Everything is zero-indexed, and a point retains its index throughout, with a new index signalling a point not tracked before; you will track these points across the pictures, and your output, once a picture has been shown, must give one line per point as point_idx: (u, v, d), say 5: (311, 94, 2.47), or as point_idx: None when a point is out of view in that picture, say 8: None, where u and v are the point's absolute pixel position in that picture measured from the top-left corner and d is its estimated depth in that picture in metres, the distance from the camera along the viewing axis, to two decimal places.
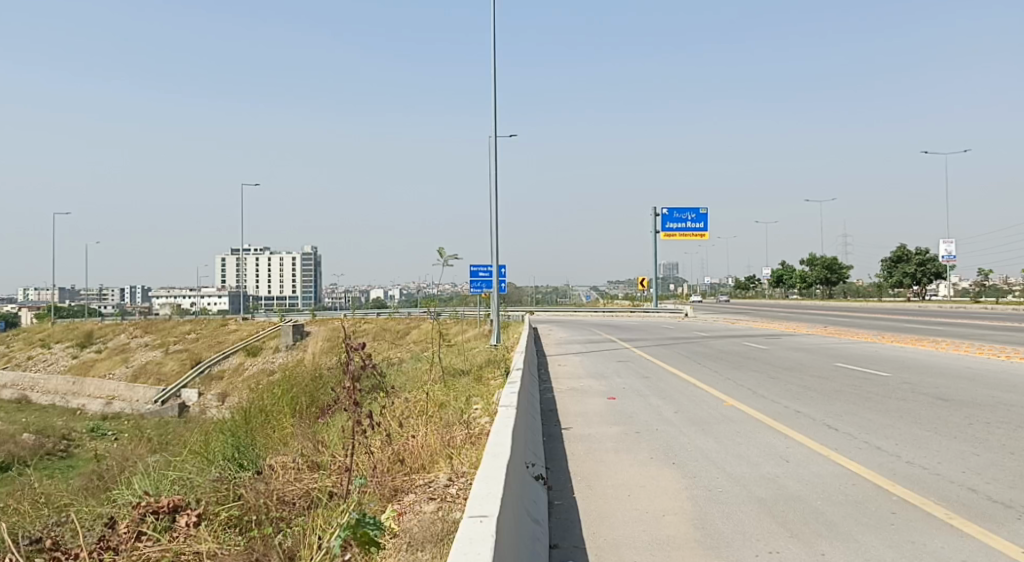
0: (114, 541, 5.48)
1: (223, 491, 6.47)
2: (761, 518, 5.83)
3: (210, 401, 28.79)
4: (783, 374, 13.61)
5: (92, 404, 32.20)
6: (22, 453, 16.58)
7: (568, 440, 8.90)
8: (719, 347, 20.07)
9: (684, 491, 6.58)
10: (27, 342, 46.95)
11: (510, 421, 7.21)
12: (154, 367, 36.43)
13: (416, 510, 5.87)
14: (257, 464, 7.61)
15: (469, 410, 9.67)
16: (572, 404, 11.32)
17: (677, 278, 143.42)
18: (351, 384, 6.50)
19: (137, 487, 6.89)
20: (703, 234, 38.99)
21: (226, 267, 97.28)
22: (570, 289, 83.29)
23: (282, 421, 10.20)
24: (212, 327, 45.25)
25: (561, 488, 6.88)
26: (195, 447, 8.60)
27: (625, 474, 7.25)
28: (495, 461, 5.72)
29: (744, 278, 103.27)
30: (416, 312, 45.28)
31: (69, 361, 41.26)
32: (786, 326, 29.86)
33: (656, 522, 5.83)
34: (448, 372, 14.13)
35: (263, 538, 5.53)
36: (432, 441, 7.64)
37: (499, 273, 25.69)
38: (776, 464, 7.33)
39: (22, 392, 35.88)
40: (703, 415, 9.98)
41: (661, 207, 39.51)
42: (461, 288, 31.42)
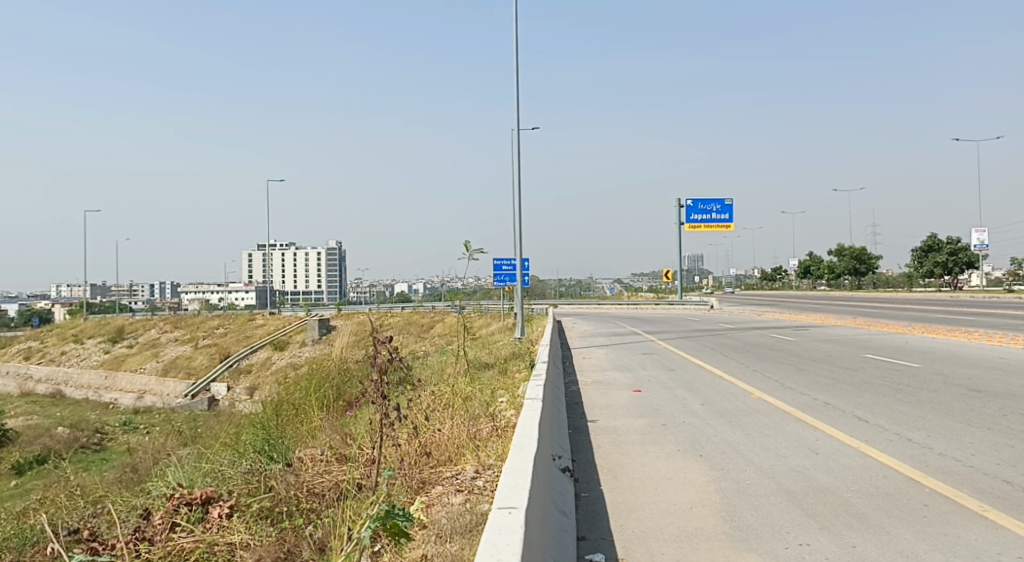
0: (149, 533, 5.58)
1: (254, 483, 6.55)
2: (790, 510, 5.80)
3: (239, 395, 29.18)
4: (811, 366, 13.49)
5: (124, 399, 32.88)
6: (57, 447, 16.93)
7: (594, 432, 8.91)
8: (745, 339, 19.92)
9: (712, 483, 6.57)
10: (59, 337, 47.75)
11: (536, 413, 7.24)
12: (183, 362, 36.90)
13: (443, 502, 5.91)
14: (287, 456, 7.72)
15: (494, 403, 9.70)
16: (598, 397, 11.35)
17: (702, 272, 142.42)
18: (379, 376, 6.57)
19: (171, 479, 7.00)
20: (728, 225, 38.66)
21: (252, 263, 98.20)
22: (594, 282, 83.03)
23: (310, 415, 10.31)
24: (239, 322, 45.67)
25: (588, 481, 6.89)
26: (227, 440, 8.71)
27: (652, 466, 7.27)
28: (523, 452, 5.74)
29: (770, 270, 102.24)
30: (441, 306, 45.48)
31: (101, 356, 41.95)
32: (813, 317, 29.58)
33: (683, 515, 5.82)
34: (474, 365, 14.21)
35: (293, 529, 5.61)
36: (458, 434, 7.67)
37: (522, 266, 25.74)
38: (805, 457, 7.28)
39: (56, 387, 36.66)
40: (729, 407, 9.93)
41: (686, 198, 39.26)
42: (484, 282, 31.47)
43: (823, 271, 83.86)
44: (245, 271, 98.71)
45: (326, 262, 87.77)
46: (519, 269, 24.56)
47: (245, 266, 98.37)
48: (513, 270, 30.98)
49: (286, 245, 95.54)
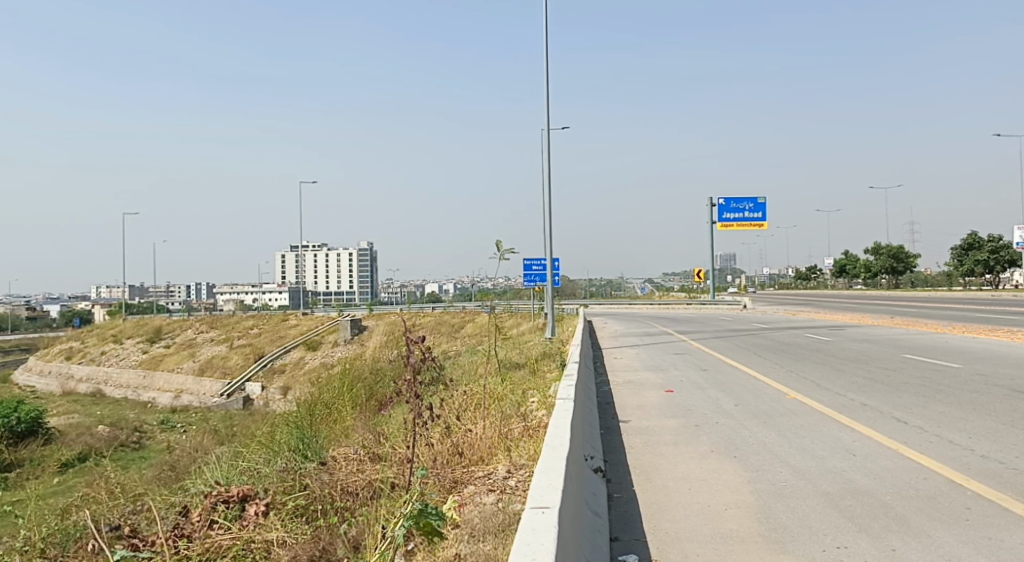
0: (188, 529, 5.66)
1: (289, 481, 6.62)
2: (827, 512, 5.73)
3: (273, 394, 29.63)
4: (848, 367, 13.28)
5: (162, 397, 33.98)
6: (99, 445, 17.29)
7: (626, 433, 8.86)
8: (778, 339, 19.71)
9: (746, 485, 6.50)
10: (100, 337, 48.76)
11: (568, 414, 7.23)
12: (219, 361, 37.39)
13: (476, 502, 5.92)
14: (321, 456, 7.78)
15: (526, 403, 9.69)
16: (630, 397, 11.28)
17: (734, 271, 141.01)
18: (412, 376, 6.61)
19: (208, 477, 7.12)
20: (761, 224, 38.26)
21: (286, 264, 99.32)
22: (625, 282, 82.64)
23: (344, 415, 10.40)
24: (273, 322, 46.24)
25: (621, 481, 6.86)
26: (262, 439, 8.79)
27: (686, 467, 7.21)
28: (556, 452, 5.74)
29: (804, 270, 100.85)
30: (471, 306, 45.58)
31: (140, 355, 42.73)
32: (849, 317, 29.13)
33: (718, 516, 5.78)
34: (505, 365, 14.20)
35: (328, 527, 5.67)
36: (490, 434, 7.69)
37: (553, 266, 25.73)
38: (842, 457, 7.20)
39: (97, 386, 37.83)
40: (764, 408, 9.82)
41: (718, 197, 38.92)
42: (515, 283, 31.51)
43: (860, 270, 82.49)
44: (278, 272, 99.92)
45: (357, 263, 88.46)
46: (549, 269, 24.50)
47: (279, 267, 99.57)
48: (543, 270, 31.00)
49: (318, 247, 96.52)
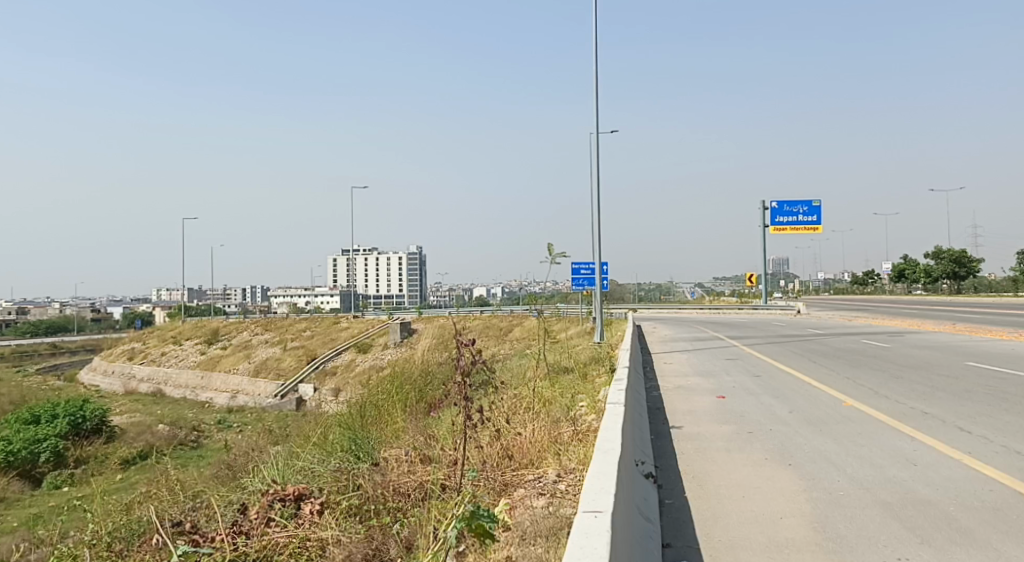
0: (246, 526, 5.80)
1: (343, 481, 6.72)
2: (886, 522, 5.61)
3: (325, 395, 30.17)
4: (908, 374, 12.95)
5: (218, 398, 34.89)
6: (159, 442, 17.79)
7: (677, 439, 8.78)
8: (834, 345, 19.29)
9: (802, 494, 6.38)
10: (161, 338, 50.27)
11: (619, 419, 7.19)
12: (273, 362, 38.10)
13: (526, 505, 5.94)
14: (373, 456, 7.89)
15: (575, 407, 9.67)
16: (681, 403, 11.17)
17: (788, 275, 138.29)
18: (462, 379, 6.67)
19: (264, 476, 7.28)
20: (816, 228, 37.50)
21: (338, 268, 100.89)
22: (674, 287, 81.77)
23: (394, 417, 10.51)
24: (325, 324, 46.95)
25: (672, 487, 6.81)
26: (315, 439, 8.96)
27: (739, 474, 7.11)
28: (606, 457, 5.73)
29: (861, 274, 98.42)
30: (519, 310, 45.60)
31: (198, 356, 43.82)
32: (909, 323, 28.35)
33: (772, 524, 5.70)
34: (554, 369, 14.17)
35: (381, 527, 5.75)
36: (540, 437, 7.71)
37: (602, 270, 25.56)
38: (901, 467, 7.02)
39: (157, 387, 38.99)
40: (820, 415, 9.64)
41: (771, 200, 38.31)
42: (563, 286, 31.51)
43: (920, 275, 80.09)
44: (330, 275, 101.53)
45: (407, 266, 89.27)
46: (598, 273, 24.37)
47: (331, 271, 101.19)
48: (592, 274, 30.93)
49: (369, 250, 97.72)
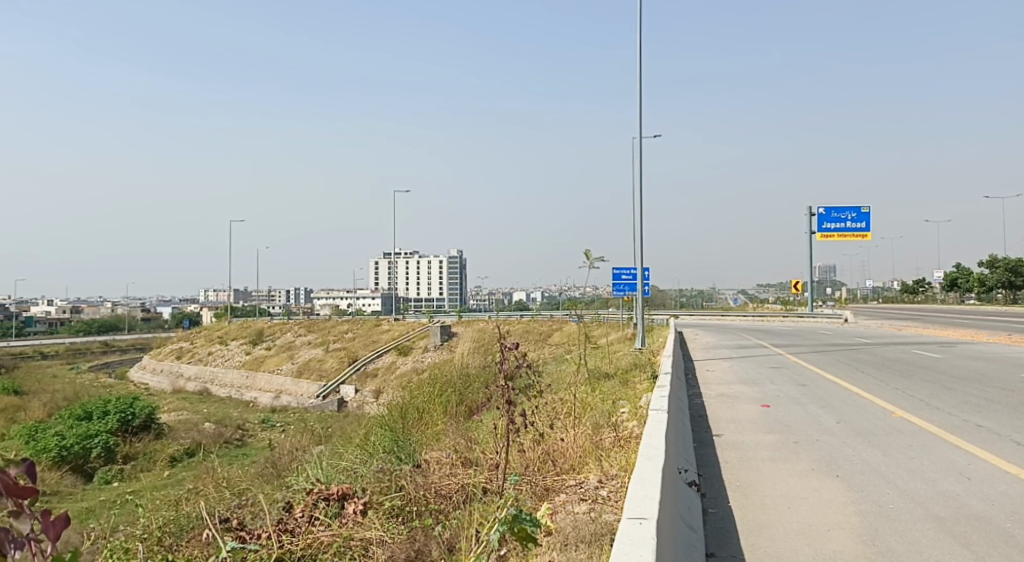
0: (291, 524, 5.86)
1: (385, 482, 6.77)
2: (939, 537, 5.47)
3: (366, 397, 30.48)
4: (961, 386, 12.59)
5: (263, 397, 35.55)
6: (206, 440, 18.14)
7: (721, 447, 8.67)
8: (884, 355, 18.85)
9: (850, 506, 6.26)
10: (208, 338, 51.29)
11: (662, 426, 7.12)
12: (316, 363, 38.56)
13: (568, 510, 5.94)
14: (413, 458, 7.93)
15: (616, 413, 9.61)
16: (724, 411, 11.03)
17: (834, 283, 135.68)
18: (505, 382, 6.66)
19: (309, 476, 7.36)
20: (865, 235, 36.75)
21: (380, 271, 101.88)
22: (717, 294, 80.82)
23: (434, 419, 10.59)
24: (367, 326, 47.37)
25: (715, 496, 6.73)
26: (357, 440, 9.03)
27: (784, 485, 7.00)
28: (649, 464, 5.68)
29: (911, 283, 96.15)
30: (560, 315, 45.50)
31: (243, 356, 44.52)
32: (962, 333, 27.60)
33: (820, 537, 5.59)
34: (594, 375, 14.09)
35: (423, 529, 5.78)
36: (581, 442, 7.68)
37: (644, 275, 25.40)
38: (955, 481, 6.83)
39: (204, 386, 39.89)
40: (868, 426, 9.45)
41: (818, 207, 37.71)
42: (604, 291, 31.41)
43: (974, 284, 77.90)
44: (372, 278, 102.57)
45: (447, 270, 89.78)
46: (639, 279, 24.18)
47: (373, 274, 102.20)
48: (633, 279, 30.77)
49: (410, 253, 98.44)
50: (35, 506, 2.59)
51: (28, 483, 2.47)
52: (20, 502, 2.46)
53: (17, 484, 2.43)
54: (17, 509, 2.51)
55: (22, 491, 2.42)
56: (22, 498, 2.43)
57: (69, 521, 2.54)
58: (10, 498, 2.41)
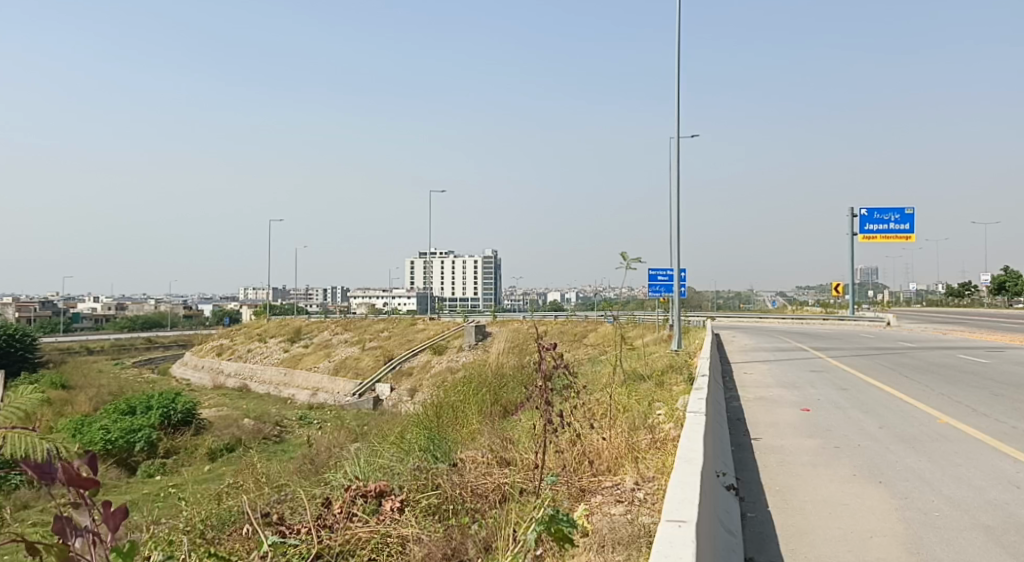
0: (330, 520, 5.91)
1: (422, 479, 6.80)
2: (987, 547, 5.34)
3: (401, 395, 30.69)
4: (1010, 392, 12.25)
5: (300, 395, 36.00)
6: (245, 436, 18.38)
7: (760, 451, 8.57)
8: (928, 359, 18.45)
9: (894, 513, 6.14)
10: (247, 335, 52.03)
11: (700, 428, 7.06)
12: (352, 361, 38.89)
13: (604, 511, 5.91)
14: (450, 456, 7.96)
15: (652, 415, 9.55)
16: (762, 414, 10.90)
17: (876, 285, 133.31)
18: (543, 383, 6.64)
19: (347, 472, 7.43)
20: (909, 237, 36.04)
21: (415, 271, 102.52)
22: (755, 295, 79.86)
23: (470, 417, 10.62)
24: (402, 325, 47.67)
25: (754, 500, 6.65)
26: (394, 438, 9.09)
27: (825, 490, 6.89)
28: (689, 467, 5.62)
29: (957, 286, 94.02)
30: (595, 316, 45.35)
31: (281, 353, 45.11)
32: (1010, 338, 26.92)
33: (862, 544, 5.49)
34: (630, 376, 14.01)
35: (459, 527, 5.81)
36: (618, 443, 7.65)
37: (680, 276, 25.21)
38: (1003, 490, 6.66)
39: (243, 382, 40.57)
40: (911, 431, 9.27)
41: (860, 208, 37.10)
42: (640, 292, 31.27)
43: None
44: (408, 278, 103.23)
45: (482, 270, 90.07)
46: (676, 282, 24.00)
47: (409, 273, 102.81)
48: (670, 280, 30.53)
49: (446, 253, 98.90)
50: (95, 498, 2.61)
51: (90, 474, 2.50)
52: (82, 492, 2.49)
53: (80, 475, 2.46)
54: (80, 500, 2.54)
55: (84, 482, 2.45)
56: (85, 490, 2.46)
57: (129, 514, 2.59)
58: (72, 488, 2.44)
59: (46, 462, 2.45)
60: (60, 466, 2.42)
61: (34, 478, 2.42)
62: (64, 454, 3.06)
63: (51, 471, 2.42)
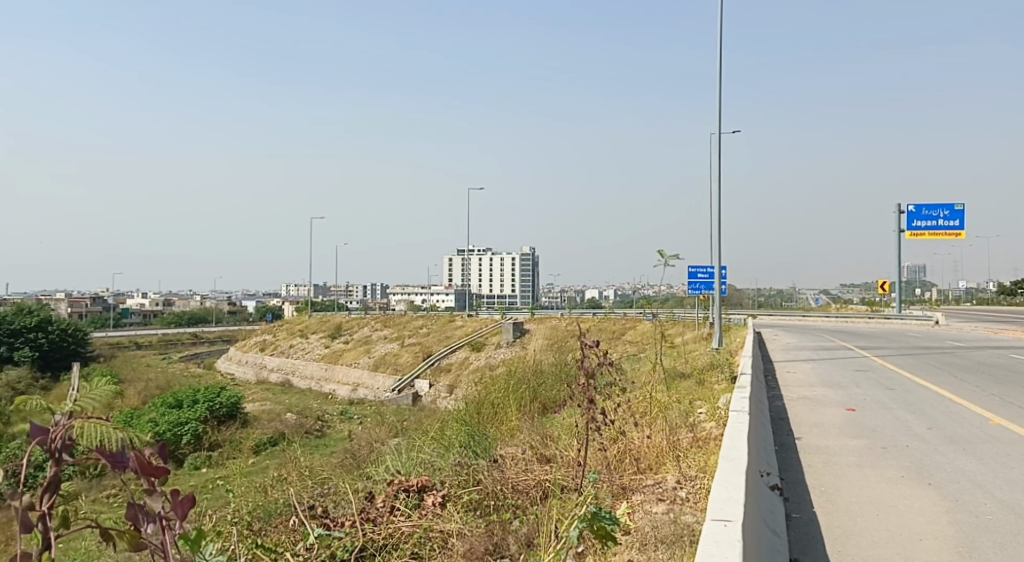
0: (374, 513, 5.96)
1: (463, 475, 6.82)
2: None
3: (439, 391, 30.90)
4: None
5: (341, 390, 36.43)
6: (287, 430, 18.64)
7: (803, 451, 8.44)
8: (977, 359, 18.00)
9: (944, 515, 6.01)
10: (289, 331, 52.74)
11: (744, 427, 6.99)
12: (392, 357, 39.21)
13: (646, 509, 5.87)
14: (490, 452, 7.99)
15: (694, 413, 9.45)
16: (806, 413, 10.73)
17: (922, 283, 130.44)
18: (586, 380, 6.60)
19: (388, 467, 7.50)
20: (958, 233, 35.16)
21: (453, 268, 102.96)
22: (797, 293, 78.78)
23: (509, 413, 10.64)
24: (441, 322, 47.93)
25: (799, 500, 6.56)
26: (433, 433, 9.14)
27: (871, 491, 6.77)
28: (732, 466, 5.56)
29: (1007, 284, 91.60)
30: (633, 313, 45.14)
31: (322, 349, 45.66)
32: None
33: (911, 546, 5.38)
34: (671, 374, 13.94)
35: (501, 523, 5.83)
36: (659, 441, 7.59)
37: (721, 273, 24.93)
38: None
39: (285, 378, 41.16)
40: (962, 433, 9.05)
41: (907, 204, 36.32)
42: (679, 290, 31.03)
43: None
44: (447, 275, 103.74)
45: (520, 267, 90.13)
46: (716, 280, 23.76)
47: (447, 270, 103.27)
48: (710, 278, 30.18)
49: (484, 251, 99.17)
50: (162, 487, 2.70)
51: (160, 463, 2.62)
52: (153, 480, 2.60)
53: (152, 464, 2.58)
54: (150, 487, 2.64)
55: (155, 471, 2.57)
56: (155, 478, 2.58)
57: (196, 501, 2.64)
58: (144, 475, 2.56)
59: (119, 452, 2.56)
60: (131, 456, 2.53)
61: (107, 467, 2.54)
62: (135, 441, 3.07)
63: (124, 459, 2.53)
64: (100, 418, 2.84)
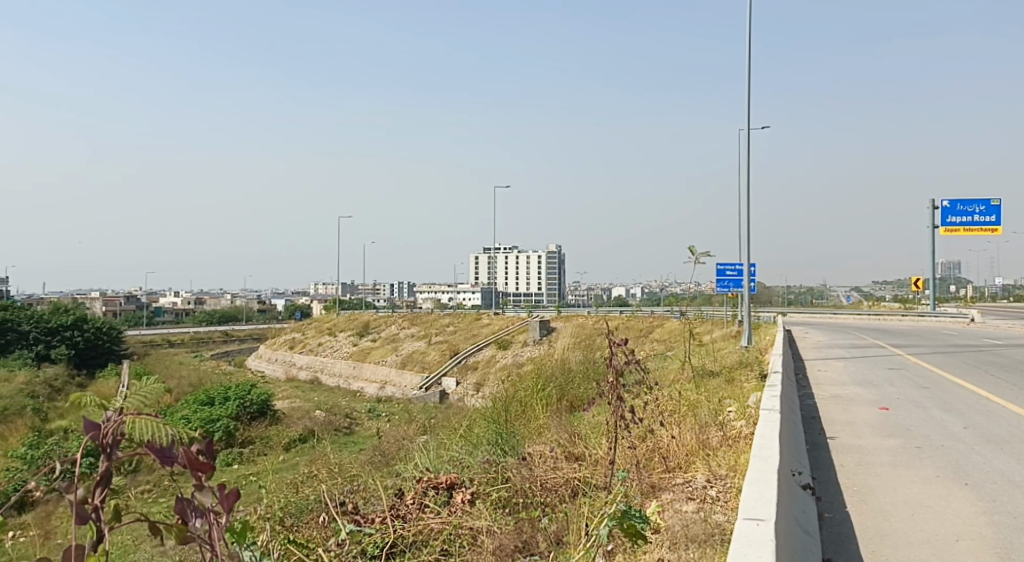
0: (403, 510, 5.98)
1: (491, 473, 6.82)
2: None
3: (467, 389, 30.99)
4: None
5: (369, 388, 36.71)
6: (316, 427, 18.78)
7: (836, 450, 8.31)
8: (1014, 357, 17.65)
9: (982, 516, 5.89)
10: (318, 329, 53.14)
11: (775, 425, 6.90)
12: (419, 355, 39.39)
13: (675, 508, 5.83)
14: (518, 450, 7.98)
15: (723, 412, 9.36)
16: (839, 412, 10.58)
17: (956, 280, 128.33)
18: (615, 378, 6.55)
19: (417, 464, 7.53)
20: (995, 229, 34.43)
21: (480, 266, 103.14)
22: (827, 290, 77.87)
23: (537, 411, 10.63)
24: (468, 319, 48.01)
25: (832, 500, 6.47)
26: (461, 431, 9.15)
27: (906, 491, 6.65)
28: (764, 465, 5.50)
29: None
30: (660, 311, 44.94)
31: (350, 347, 45.94)
32: None
33: (948, 547, 5.29)
34: (700, 372, 13.83)
35: (530, 520, 5.82)
36: (688, 440, 7.53)
37: (750, 269, 24.66)
38: None
39: (314, 376, 41.50)
40: (999, 432, 8.88)
41: (942, 199, 35.73)
42: (707, 288, 30.78)
43: None
44: (473, 273, 103.86)
45: (546, 265, 90.05)
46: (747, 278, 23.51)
47: (474, 269, 103.45)
48: (739, 275, 29.89)
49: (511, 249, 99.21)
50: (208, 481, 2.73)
51: (207, 459, 2.63)
52: (200, 476, 2.61)
53: (200, 459, 2.59)
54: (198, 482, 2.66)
55: (203, 466, 2.57)
56: (203, 473, 2.59)
57: (241, 495, 2.67)
58: (192, 470, 2.57)
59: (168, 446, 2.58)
60: (180, 450, 2.55)
61: (157, 463, 2.55)
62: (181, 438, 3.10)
63: (173, 454, 2.55)
64: (151, 414, 2.85)
